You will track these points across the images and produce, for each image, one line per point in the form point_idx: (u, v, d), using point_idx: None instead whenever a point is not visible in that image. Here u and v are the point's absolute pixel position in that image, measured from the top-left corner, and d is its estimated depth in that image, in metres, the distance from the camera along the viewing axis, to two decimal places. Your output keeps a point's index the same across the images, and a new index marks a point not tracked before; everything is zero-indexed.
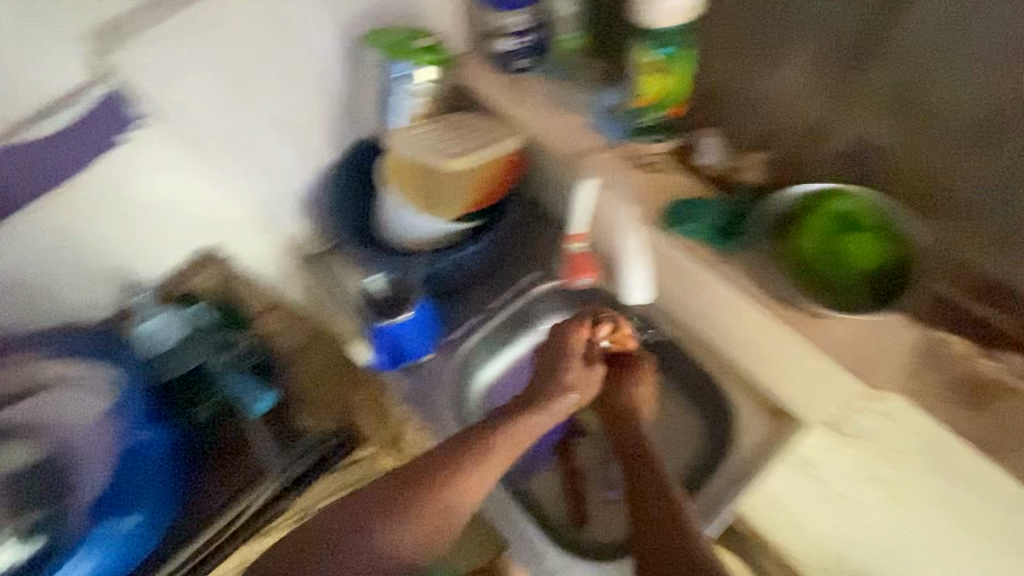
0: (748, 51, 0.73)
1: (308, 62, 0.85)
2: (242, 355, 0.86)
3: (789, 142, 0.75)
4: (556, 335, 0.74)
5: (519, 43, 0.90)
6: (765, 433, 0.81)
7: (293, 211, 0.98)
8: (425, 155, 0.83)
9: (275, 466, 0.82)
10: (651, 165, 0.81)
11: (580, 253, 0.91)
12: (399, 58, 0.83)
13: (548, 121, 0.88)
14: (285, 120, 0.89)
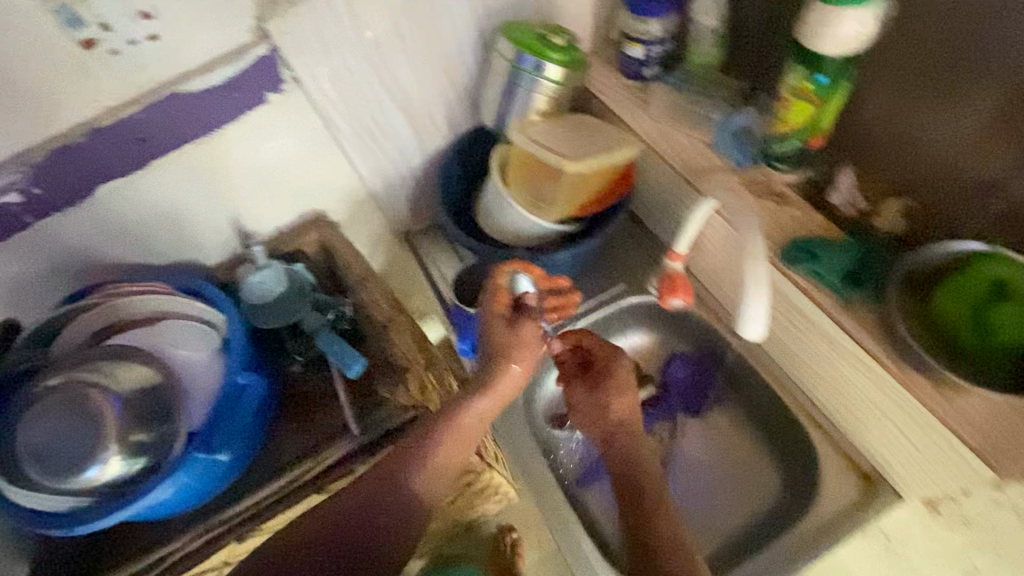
0: (915, 89, 0.65)
1: (444, 47, 0.87)
2: (339, 319, 0.92)
3: (941, 192, 0.67)
4: (481, 332, 0.70)
5: (652, 50, 0.87)
6: (850, 498, 0.78)
7: (398, 187, 1.01)
8: (542, 151, 0.80)
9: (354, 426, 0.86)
10: (776, 195, 0.76)
11: (678, 272, 0.88)
12: (532, 52, 0.82)
13: (669, 134, 0.85)
14: (408, 99, 0.90)
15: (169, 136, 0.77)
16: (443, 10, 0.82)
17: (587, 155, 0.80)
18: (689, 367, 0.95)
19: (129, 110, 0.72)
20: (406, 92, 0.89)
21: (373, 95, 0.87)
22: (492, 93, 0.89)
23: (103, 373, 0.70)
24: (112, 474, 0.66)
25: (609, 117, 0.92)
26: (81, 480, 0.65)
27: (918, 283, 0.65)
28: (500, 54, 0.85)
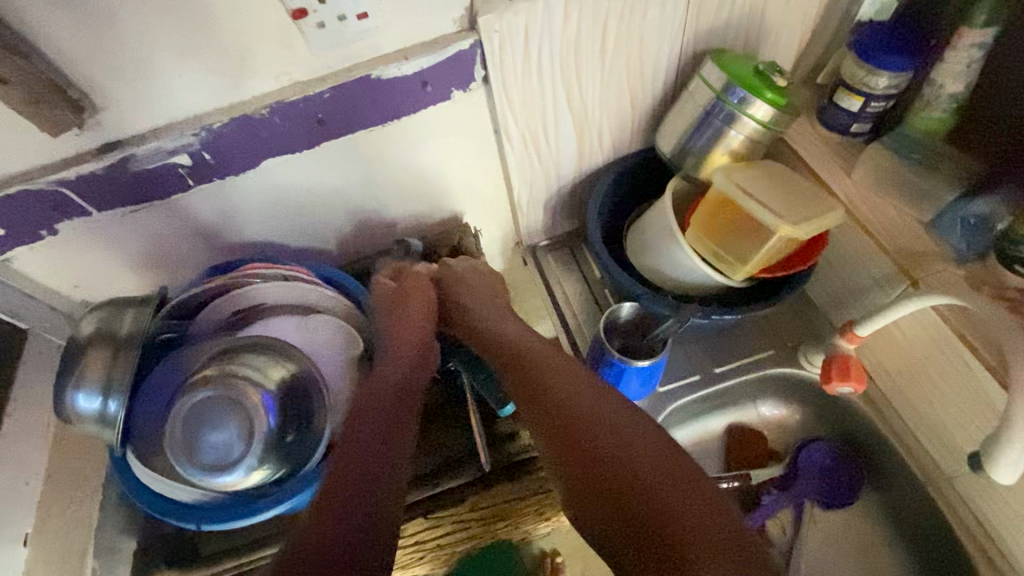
0: None
1: (641, 66, 0.79)
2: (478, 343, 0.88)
3: None
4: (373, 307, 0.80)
5: (872, 105, 0.77)
6: None
7: (544, 201, 0.95)
8: (750, 204, 0.71)
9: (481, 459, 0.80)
10: (1008, 300, 0.67)
11: (853, 357, 0.79)
12: (747, 87, 0.73)
13: (876, 204, 0.76)
14: (587, 114, 0.83)
15: (348, 119, 0.72)
16: (655, 27, 0.75)
17: (801, 216, 0.71)
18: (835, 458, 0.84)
19: (319, 88, 0.68)
20: (586, 107, 0.82)
21: (555, 106, 0.80)
22: (680, 123, 0.81)
23: (252, 368, 0.71)
24: (255, 479, 0.69)
25: (799, 169, 0.83)
26: (228, 478, 0.68)
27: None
28: (706, 83, 0.76)
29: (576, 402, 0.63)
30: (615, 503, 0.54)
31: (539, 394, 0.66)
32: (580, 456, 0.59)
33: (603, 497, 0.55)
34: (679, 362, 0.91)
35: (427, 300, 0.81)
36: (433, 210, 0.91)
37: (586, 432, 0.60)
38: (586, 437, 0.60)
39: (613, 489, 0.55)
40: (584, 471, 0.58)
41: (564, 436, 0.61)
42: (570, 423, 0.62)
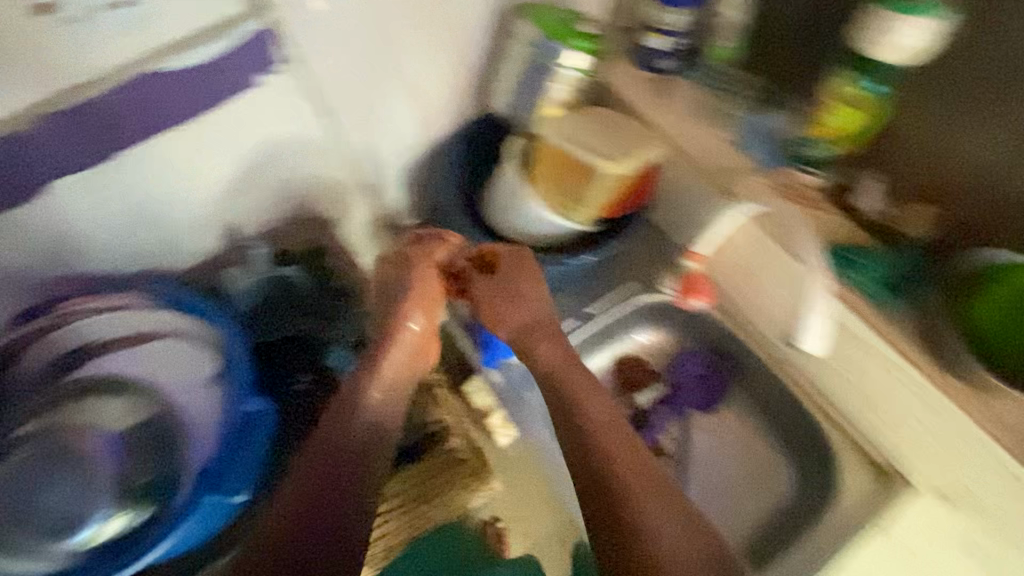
0: (973, 102, 0.64)
1: (457, 29, 0.79)
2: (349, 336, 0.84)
3: (967, 205, 0.68)
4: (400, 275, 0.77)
5: (671, 43, 0.84)
6: (867, 488, 0.80)
7: (395, 181, 0.93)
8: (576, 149, 0.76)
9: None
10: (803, 199, 0.76)
11: (695, 274, 0.87)
12: (556, 38, 0.76)
13: (692, 133, 0.83)
14: (414, 84, 0.82)
15: (141, 119, 0.65)
16: None
17: (623, 155, 0.77)
18: (702, 361, 0.91)
19: (95, 89, 0.61)
20: (411, 76, 0.81)
21: (377, 76, 0.78)
22: (507, 81, 0.83)
23: (94, 414, 0.68)
24: (113, 531, 0.62)
25: (625, 112, 0.88)
26: (78, 539, 0.61)
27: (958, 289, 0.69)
28: (521, 39, 0.79)
29: (606, 443, 0.70)
30: (621, 541, 0.65)
31: (571, 415, 0.73)
32: (601, 490, 0.68)
33: (609, 528, 0.66)
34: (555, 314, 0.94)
35: (439, 299, 0.77)
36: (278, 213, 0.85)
37: (614, 472, 0.68)
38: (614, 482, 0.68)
39: (624, 528, 0.65)
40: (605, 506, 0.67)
41: (596, 465, 0.69)
42: (596, 455, 0.70)
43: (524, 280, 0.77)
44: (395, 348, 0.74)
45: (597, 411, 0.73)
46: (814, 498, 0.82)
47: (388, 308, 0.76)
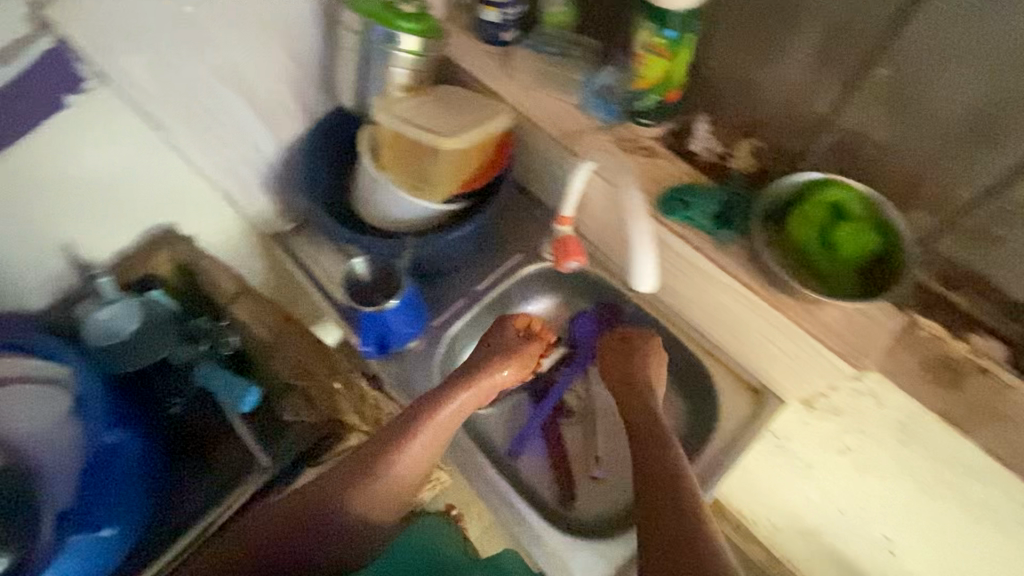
0: (762, 35, 0.69)
1: (282, 26, 0.78)
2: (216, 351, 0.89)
3: (782, 131, 0.74)
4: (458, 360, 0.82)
5: (506, 13, 0.85)
6: (746, 411, 0.85)
7: (259, 186, 0.92)
8: (410, 128, 0.75)
9: (263, 457, 0.88)
10: (644, 149, 0.80)
11: (569, 235, 0.88)
12: (380, 22, 0.75)
13: (538, 99, 0.85)
14: (249, 85, 0.80)
15: None
16: None
17: (459, 128, 0.77)
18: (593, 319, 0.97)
19: None
20: (246, 82, 0.80)
21: (205, 86, 0.77)
22: (345, 71, 0.82)
23: None
24: None
25: (476, 86, 0.90)
26: None
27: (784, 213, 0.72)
28: (348, 28, 0.78)
29: (654, 498, 0.66)
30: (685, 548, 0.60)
31: (645, 472, 0.69)
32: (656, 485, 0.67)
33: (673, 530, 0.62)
34: (442, 294, 0.95)
35: (517, 348, 0.82)
36: (141, 224, 0.88)
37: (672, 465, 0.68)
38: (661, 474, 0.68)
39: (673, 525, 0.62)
40: (658, 501, 0.65)
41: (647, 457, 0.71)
42: (654, 456, 0.70)
43: (649, 363, 0.82)
44: (498, 372, 0.79)
45: (650, 438, 0.72)
46: (703, 427, 0.87)
47: (468, 372, 0.78)
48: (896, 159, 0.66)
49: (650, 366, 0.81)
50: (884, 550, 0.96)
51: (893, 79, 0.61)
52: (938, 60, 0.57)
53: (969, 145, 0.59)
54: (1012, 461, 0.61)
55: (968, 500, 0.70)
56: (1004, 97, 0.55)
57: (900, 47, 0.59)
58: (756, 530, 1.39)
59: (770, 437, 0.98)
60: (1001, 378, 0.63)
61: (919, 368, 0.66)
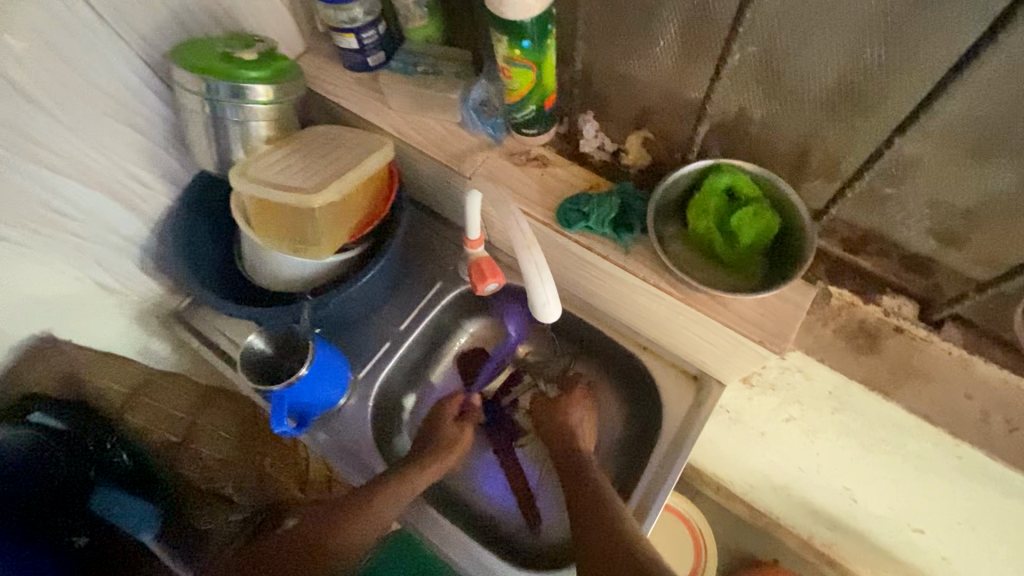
0: (624, 25, 0.64)
1: (111, 99, 0.69)
2: (114, 468, 0.89)
3: (669, 118, 0.71)
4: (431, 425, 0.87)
5: (365, 39, 0.78)
6: (689, 402, 0.83)
7: (136, 268, 0.84)
8: (274, 190, 0.69)
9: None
10: (535, 159, 0.76)
11: (483, 257, 0.80)
12: (219, 79, 0.67)
13: (417, 123, 0.80)
14: (90, 170, 0.72)
15: None
16: (89, 58, 0.65)
17: (330, 177, 0.71)
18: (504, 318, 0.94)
19: None
20: (88, 166, 0.71)
21: (39, 182, 0.68)
22: (198, 134, 0.74)
23: None
24: None
25: (351, 118, 0.83)
26: None
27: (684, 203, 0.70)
28: (185, 88, 0.69)
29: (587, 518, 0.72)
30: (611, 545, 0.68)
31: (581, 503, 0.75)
32: (591, 518, 0.72)
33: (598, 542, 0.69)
34: (363, 342, 0.89)
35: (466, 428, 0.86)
36: (8, 346, 0.77)
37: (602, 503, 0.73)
38: (599, 516, 0.72)
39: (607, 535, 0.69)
40: (593, 520, 0.72)
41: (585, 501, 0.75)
42: (591, 493, 0.75)
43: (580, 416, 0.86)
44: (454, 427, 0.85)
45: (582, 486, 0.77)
46: (652, 425, 0.86)
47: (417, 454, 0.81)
48: (783, 131, 0.63)
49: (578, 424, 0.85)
50: (846, 498, 0.97)
51: (761, 56, 0.58)
52: (800, 34, 0.54)
53: (846, 113, 0.57)
54: (937, 417, 0.61)
55: (905, 452, 0.70)
56: (871, 63, 0.52)
57: (761, 24, 0.55)
58: (733, 489, 1.41)
59: (722, 412, 0.98)
60: (914, 334, 0.64)
61: (838, 339, 0.65)
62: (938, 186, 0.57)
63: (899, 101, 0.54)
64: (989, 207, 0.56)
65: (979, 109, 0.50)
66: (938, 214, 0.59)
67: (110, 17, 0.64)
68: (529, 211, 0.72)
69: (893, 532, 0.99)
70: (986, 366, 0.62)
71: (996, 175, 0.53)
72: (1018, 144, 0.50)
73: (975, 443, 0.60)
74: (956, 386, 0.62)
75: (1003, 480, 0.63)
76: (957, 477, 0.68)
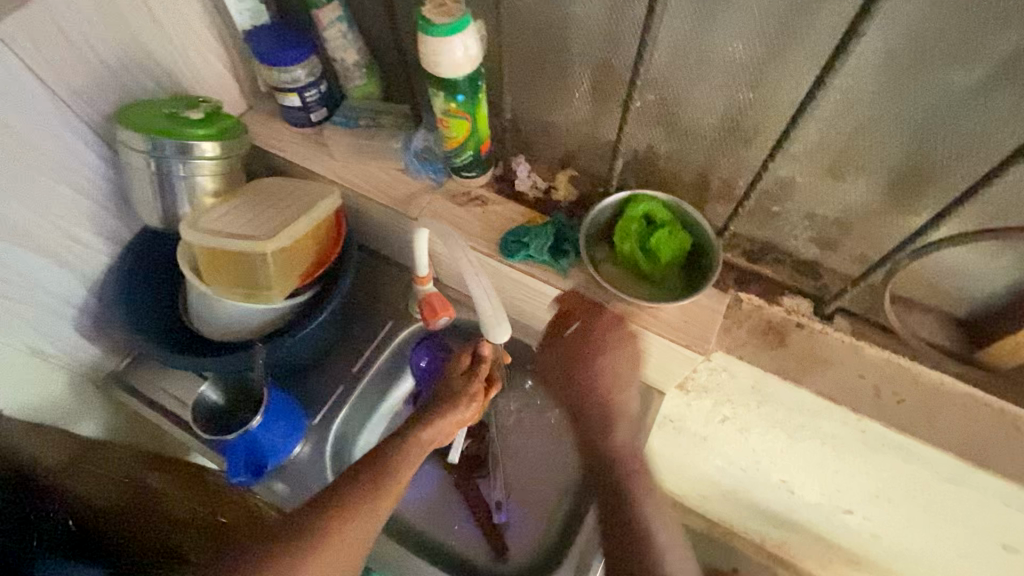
0: (545, 79, 0.74)
1: (51, 160, 0.70)
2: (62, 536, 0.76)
3: (589, 157, 0.81)
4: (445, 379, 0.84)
5: (307, 97, 0.83)
6: (634, 412, 0.89)
7: (72, 330, 0.81)
8: (225, 239, 0.71)
9: None
10: (475, 199, 0.82)
11: (431, 292, 0.84)
12: (165, 137, 0.70)
13: (363, 172, 0.85)
14: (28, 231, 0.71)
15: None
16: (30, 123, 0.66)
17: (280, 224, 0.74)
18: (428, 350, 0.90)
19: None
20: (26, 228, 0.71)
21: None
22: (143, 191, 0.76)
23: None
24: None
25: (296, 171, 0.87)
26: None
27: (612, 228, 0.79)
28: (130, 147, 0.72)
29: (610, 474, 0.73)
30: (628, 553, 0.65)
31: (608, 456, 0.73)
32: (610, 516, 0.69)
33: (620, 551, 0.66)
34: (318, 385, 0.90)
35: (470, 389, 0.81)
36: None
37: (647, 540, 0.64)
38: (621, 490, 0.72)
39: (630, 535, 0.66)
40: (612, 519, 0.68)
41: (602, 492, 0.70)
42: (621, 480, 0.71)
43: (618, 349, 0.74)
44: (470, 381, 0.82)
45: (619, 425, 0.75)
46: (604, 438, 0.90)
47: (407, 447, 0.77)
48: (686, 161, 0.74)
49: (607, 369, 0.74)
50: (784, 490, 1.05)
51: (658, 101, 0.68)
52: (687, 83, 0.65)
53: (731, 145, 0.69)
54: (839, 397, 0.70)
55: (822, 434, 0.79)
56: (744, 104, 0.64)
57: (655, 76, 0.66)
58: (688, 501, 1.46)
59: (667, 422, 1.05)
60: (812, 327, 0.75)
61: (752, 337, 0.74)
62: (811, 200, 0.69)
63: (769, 133, 0.65)
64: (850, 215, 0.68)
65: (828, 136, 0.62)
66: (815, 224, 0.71)
67: (52, 82, 0.66)
68: (474, 245, 0.78)
69: (829, 517, 1.07)
70: (872, 349, 0.73)
71: (850, 187, 0.65)
72: (861, 162, 0.62)
73: (873, 415, 0.69)
74: (851, 368, 0.72)
75: (900, 447, 0.72)
76: (866, 450, 0.78)
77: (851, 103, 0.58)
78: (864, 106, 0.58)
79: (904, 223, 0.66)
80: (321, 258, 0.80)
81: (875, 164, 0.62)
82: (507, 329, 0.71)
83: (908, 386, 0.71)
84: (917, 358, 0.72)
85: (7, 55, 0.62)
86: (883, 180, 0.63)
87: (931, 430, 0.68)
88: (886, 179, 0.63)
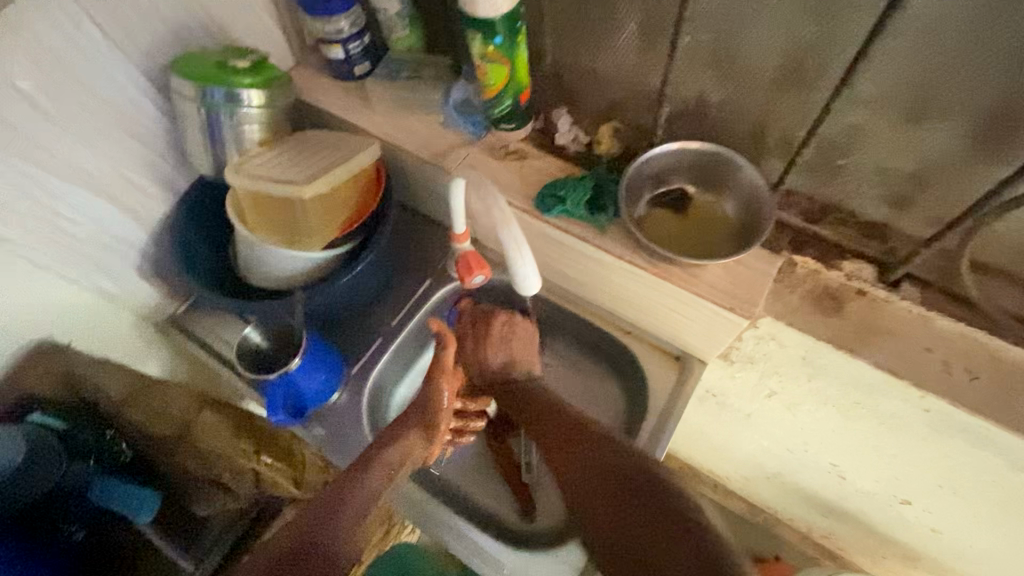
0: (589, 22, 0.70)
1: (112, 109, 0.73)
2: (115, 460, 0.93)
3: (636, 108, 0.76)
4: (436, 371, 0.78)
5: (351, 49, 0.83)
6: (673, 380, 0.86)
7: (134, 274, 0.87)
8: (267, 184, 0.73)
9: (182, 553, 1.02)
10: (514, 153, 0.80)
11: (467, 250, 0.81)
12: (213, 85, 0.72)
13: (403, 125, 0.85)
14: (93, 177, 0.76)
15: None
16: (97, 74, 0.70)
17: (320, 172, 0.75)
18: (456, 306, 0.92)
19: None
20: (91, 174, 0.75)
21: (46, 188, 0.72)
22: (195, 139, 0.78)
23: None
24: None
25: (339, 125, 0.88)
26: None
27: (661, 183, 0.75)
28: (183, 96, 0.74)
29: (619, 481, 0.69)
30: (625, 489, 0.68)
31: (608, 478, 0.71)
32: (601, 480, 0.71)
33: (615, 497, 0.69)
34: (358, 337, 0.92)
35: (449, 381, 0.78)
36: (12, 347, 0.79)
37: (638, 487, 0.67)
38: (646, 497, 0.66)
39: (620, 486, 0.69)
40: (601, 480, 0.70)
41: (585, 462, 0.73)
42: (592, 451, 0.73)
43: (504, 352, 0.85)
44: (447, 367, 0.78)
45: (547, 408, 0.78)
46: (638, 405, 0.87)
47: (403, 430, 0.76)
48: (743, 110, 0.68)
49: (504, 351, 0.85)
50: (835, 475, 0.98)
51: (711, 41, 0.63)
52: (743, 21, 0.59)
53: (791, 89, 0.63)
54: (902, 370, 0.64)
55: (880, 411, 0.73)
56: (807, 41, 0.58)
57: (706, 14, 0.61)
58: (730, 485, 1.35)
59: (708, 397, 1.00)
60: (875, 295, 0.69)
61: (806, 303, 0.69)
62: (883, 153, 0.62)
63: (836, 74, 0.59)
64: (929, 168, 0.61)
65: (905, 72, 0.55)
66: (886, 180, 0.64)
67: (113, 33, 0.69)
68: (510, 199, 0.76)
69: (883, 506, 0.99)
70: (944, 321, 0.66)
71: (929, 135, 0.58)
72: (945, 103, 0.55)
73: (939, 392, 0.63)
74: (917, 340, 0.65)
75: (972, 430, 0.65)
76: (932, 433, 0.70)
77: (934, 29, 0.51)
78: (951, 33, 0.50)
79: (988, 176, 0.58)
80: (361, 209, 0.81)
81: (962, 105, 0.54)
82: (536, 281, 0.72)
83: (985, 363, 0.63)
84: (996, 332, 0.65)
85: (73, 7, 0.65)
86: (969, 124, 0.55)
87: (1009, 411, 0.61)
88: (974, 123, 0.55)
